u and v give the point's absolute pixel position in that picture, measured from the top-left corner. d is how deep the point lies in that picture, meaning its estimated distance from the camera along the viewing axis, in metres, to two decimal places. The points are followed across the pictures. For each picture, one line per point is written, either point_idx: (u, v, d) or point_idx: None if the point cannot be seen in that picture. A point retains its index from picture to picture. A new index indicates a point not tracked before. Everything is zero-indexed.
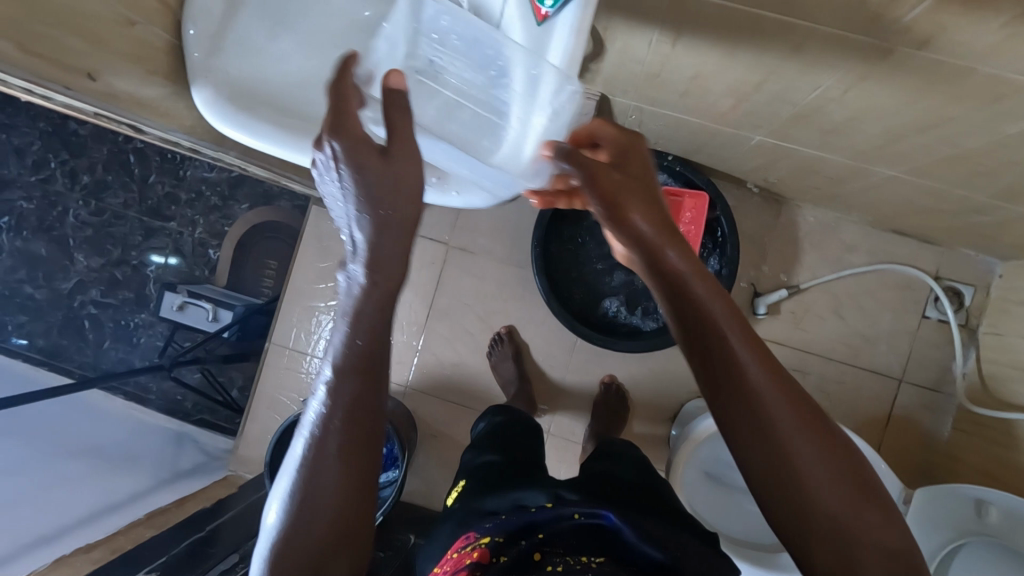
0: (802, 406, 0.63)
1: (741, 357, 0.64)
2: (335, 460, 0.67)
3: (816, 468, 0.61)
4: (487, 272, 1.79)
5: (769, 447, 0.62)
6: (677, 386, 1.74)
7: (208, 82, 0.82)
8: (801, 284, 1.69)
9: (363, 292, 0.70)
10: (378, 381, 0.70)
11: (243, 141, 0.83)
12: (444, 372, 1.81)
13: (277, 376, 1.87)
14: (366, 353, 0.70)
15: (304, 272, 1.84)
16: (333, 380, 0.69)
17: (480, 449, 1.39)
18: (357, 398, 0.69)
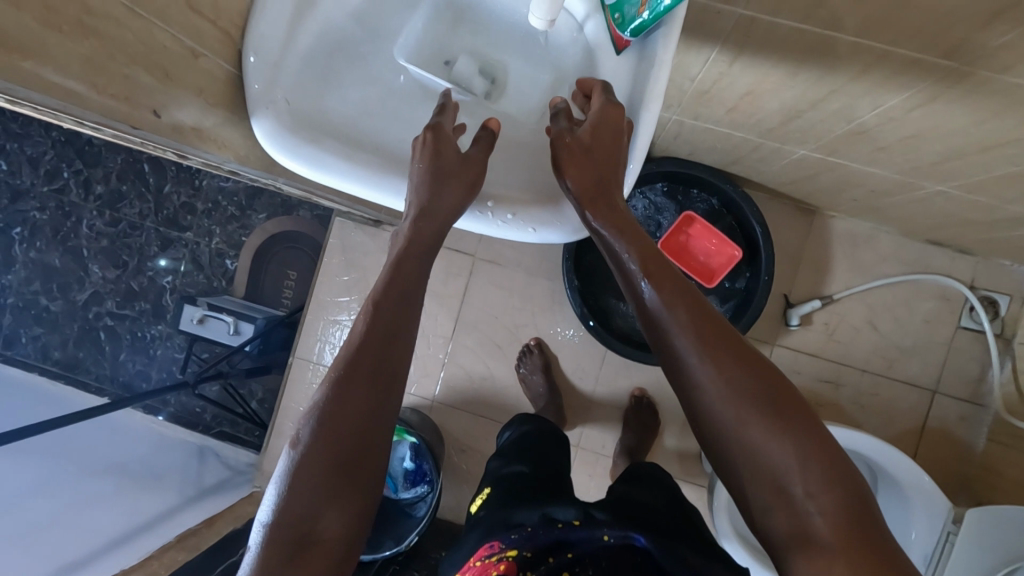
0: (752, 369, 0.67)
1: (684, 329, 0.69)
2: (347, 391, 0.71)
3: (758, 426, 0.64)
4: (515, 284, 1.78)
5: (710, 413, 0.67)
6: None
7: (271, 113, 0.80)
8: (835, 295, 1.66)
9: (405, 245, 0.80)
10: (400, 321, 0.76)
11: (309, 175, 0.81)
12: (472, 385, 1.79)
13: (301, 390, 1.84)
14: (394, 302, 0.77)
15: (328, 285, 1.82)
16: (357, 323, 0.76)
17: (509, 452, 1.22)
18: (379, 340, 0.74)
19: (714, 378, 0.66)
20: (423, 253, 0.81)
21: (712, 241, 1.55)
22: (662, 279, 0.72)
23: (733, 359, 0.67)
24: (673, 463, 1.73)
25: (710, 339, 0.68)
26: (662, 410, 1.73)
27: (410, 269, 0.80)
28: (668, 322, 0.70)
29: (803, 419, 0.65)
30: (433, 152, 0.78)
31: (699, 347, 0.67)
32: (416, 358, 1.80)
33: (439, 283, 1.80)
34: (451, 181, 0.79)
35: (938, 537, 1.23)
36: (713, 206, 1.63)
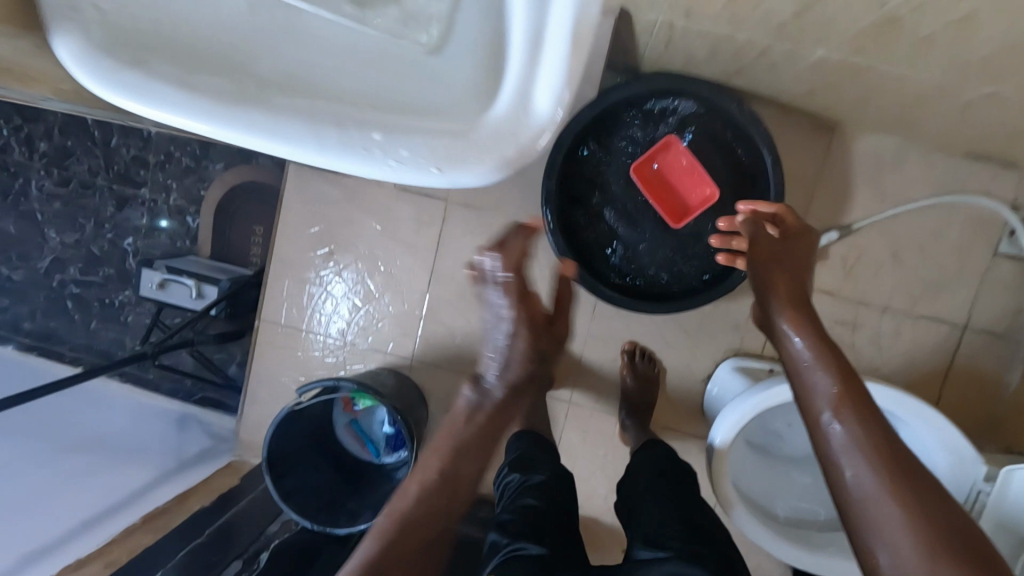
0: (920, 487, 0.76)
1: (845, 437, 0.83)
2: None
3: (889, 513, 0.74)
4: (495, 229, 1.60)
5: (852, 495, 0.79)
6: (710, 345, 1.58)
7: (70, 27, 0.63)
8: (854, 224, 1.46)
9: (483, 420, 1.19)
10: (449, 503, 1.11)
11: (134, 110, 0.64)
12: (454, 343, 1.65)
13: (271, 355, 1.71)
14: (452, 480, 1.13)
15: (292, 240, 1.66)
16: (428, 485, 1.12)
17: (514, 510, 1.07)
18: (426, 513, 1.09)
19: (870, 483, 0.77)
20: (467, 485, 1.15)
21: (667, 161, 1.46)
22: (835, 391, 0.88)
23: (890, 472, 0.77)
24: (673, 415, 1.61)
25: (878, 453, 0.79)
26: (661, 360, 1.59)
27: (518, 375, 1.22)
28: (835, 428, 0.85)
29: (946, 518, 0.73)
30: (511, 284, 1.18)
31: (866, 449, 0.80)
32: (393, 316, 1.66)
33: (413, 234, 1.63)
34: (519, 322, 1.20)
35: (966, 494, 1.10)
36: (714, 129, 1.45)
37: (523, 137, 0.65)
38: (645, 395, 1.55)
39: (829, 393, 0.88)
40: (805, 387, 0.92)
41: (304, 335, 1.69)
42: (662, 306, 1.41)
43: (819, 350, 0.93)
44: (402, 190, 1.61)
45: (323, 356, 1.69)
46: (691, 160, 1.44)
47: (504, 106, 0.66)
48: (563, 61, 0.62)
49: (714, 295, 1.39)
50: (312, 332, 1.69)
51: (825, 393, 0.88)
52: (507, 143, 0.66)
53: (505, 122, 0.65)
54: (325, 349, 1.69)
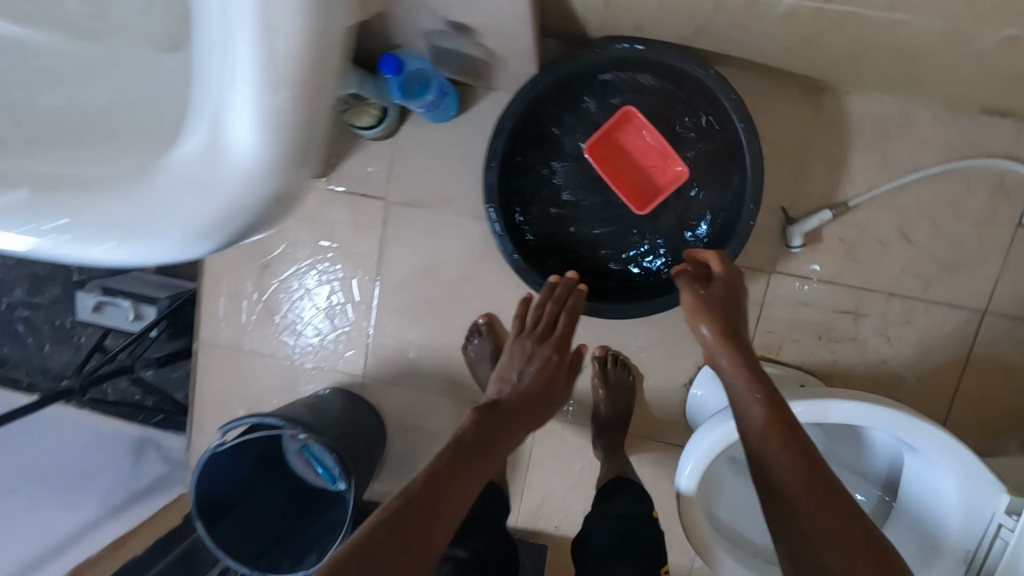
0: (848, 515, 0.77)
1: (776, 463, 0.83)
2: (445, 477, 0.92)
3: (816, 537, 0.76)
4: (443, 229, 1.43)
5: (789, 522, 0.79)
6: (690, 346, 1.41)
7: None
8: (849, 201, 1.26)
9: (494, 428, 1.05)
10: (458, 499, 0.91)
11: None
12: (407, 358, 1.49)
13: (214, 380, 1.57)
14: (464, 470, 0.95)
15: (224, 254, 1.51)
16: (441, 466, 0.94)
17: None
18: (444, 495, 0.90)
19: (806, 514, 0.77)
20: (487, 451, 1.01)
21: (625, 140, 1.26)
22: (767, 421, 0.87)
23: (816, 500, 0.78)
24: (653, 424, 1.45)
25: (808, 487, 0.79)
26: (636, 365, 1.43)
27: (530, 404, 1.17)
28: (769, 457, 0.84)
29: (865, 541, 0.75)
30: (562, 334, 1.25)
31: (802, 481, 0.80)
32: (340, 330, 1.51)
33: (353, 239, 1.47)
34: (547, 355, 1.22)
35: (984, 527, 0.93)
36: (678, 102, 1.26)
37: (218, 199, 0.51)
38: (618, 405, 1.39)
39: (757, 421, 0.87)
40: (739, 416, 0.91)
41: (246, 356, 1.55)
42: (628, 308, 1.23)
43: (749, 383, 0.92)
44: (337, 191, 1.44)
45: (268, 379, 1.55)
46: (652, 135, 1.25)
47: (189, 154, 0.52)
48: (251, 109, 0.49)
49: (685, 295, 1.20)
50: (254, 352, 1.55)
51: (755, 422, 0.87)
52: (187, 207, 0.52)
53: (196, 168, 0.51)
54: (270, 371, 1.55)
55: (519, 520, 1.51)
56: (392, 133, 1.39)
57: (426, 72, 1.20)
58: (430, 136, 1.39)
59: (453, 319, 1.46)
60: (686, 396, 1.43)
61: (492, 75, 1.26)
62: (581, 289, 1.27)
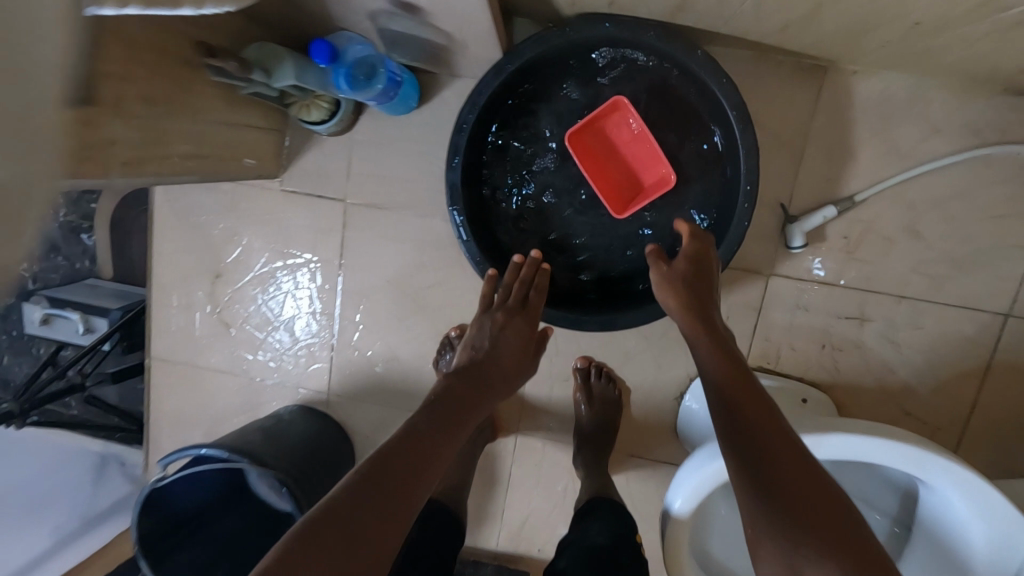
0: (823, 483, 0.71)
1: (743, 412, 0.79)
2: (420, 437, 0.86)
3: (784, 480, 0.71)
4: (408, 232, 1.30)
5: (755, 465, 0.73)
6: (680, 355, 1.28)
7: None
8: (856, 196, 1.12)
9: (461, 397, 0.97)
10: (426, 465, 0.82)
11: None
12: (374, 372, 1.38)
13: (168, 398, 1.46)
14: (435, 438, 0.87)
15: (172, 264, 1.38)
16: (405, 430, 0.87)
17: None
18: (416, 459, 0.82)
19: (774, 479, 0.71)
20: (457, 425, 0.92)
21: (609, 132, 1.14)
22: (742, 392, 0.82)
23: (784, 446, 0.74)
24: (641, 440, 1.34)
25: (781, 451, 0.74)
26: (621, 377, 1.31)
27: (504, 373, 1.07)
28: (739, 424, 0.78)
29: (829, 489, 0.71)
30: (533, 308, 1.13)
31: (775, 447, 0.74)
32: (301, 343, 1.39)
33: (311, 244, 1.34)
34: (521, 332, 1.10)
35: None
36: (667, 84, 1.12)
37: None
38: (602, 421, 1.28)
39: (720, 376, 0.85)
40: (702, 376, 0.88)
41: (201, 374, 1.43)
42: (609, 320, 1.12)
43: (724, 359, 0.87)
44: (291, 193, 1.32)
45: (225, 397, 1.44)
46: (639, 128, 1.12)
47: None
48: None
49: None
50: (209, 369, 1.43)
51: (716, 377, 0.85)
52: None
53: None
54: (227, 388, 1.43)
55: (499, 544, 1.41)
56: (349, 127, 1.26)
57: (372, 58, 1.05)
58: (390, 130, 1.26)
59: (421, 330, 1.34)
60: (677, 410, 1.31)
61: (452, 61, 1.12)
62: (547, 267, 1.17)
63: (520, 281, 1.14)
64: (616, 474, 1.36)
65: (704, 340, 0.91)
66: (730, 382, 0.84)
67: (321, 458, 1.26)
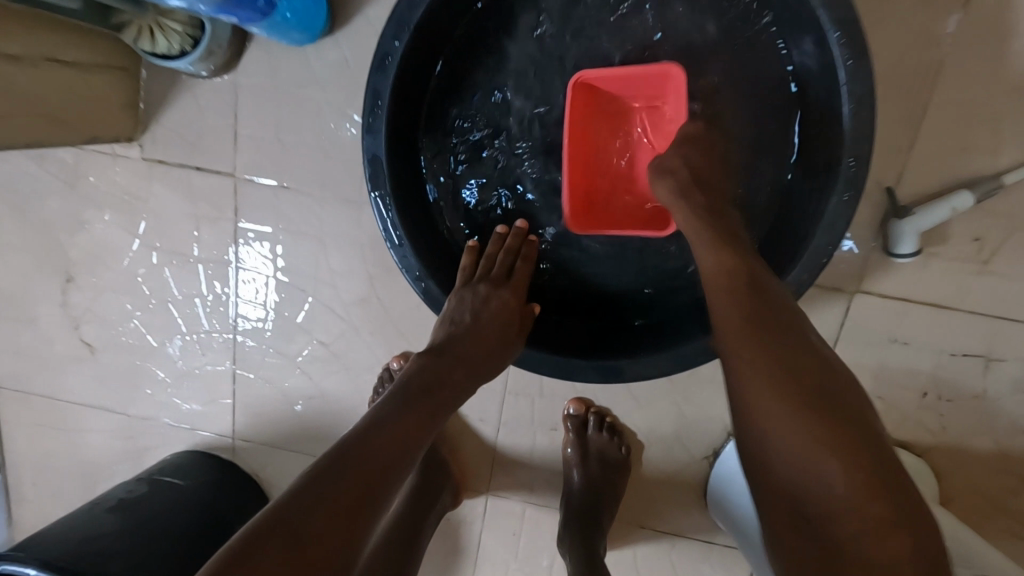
0: (849, 454, 0.44)
1: (749, 333, 0.51)
2: (394, 421, 0.59)
3: (789, 443, 0.46)
4: (327, 222, 0.90)
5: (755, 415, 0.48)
6: (716, 400, 0.91)
7: None
8: (1005, 176, 0.73)
9: (455, 355, 0.70)
10: (415, 443, 0.59)
11: None
12: (292, 412, 1.01)
13: (25, 437, 1.10)
14: (425, 408, 0.62)
15: (10, 261, 1.00)
16: (385, 401, 0.62)
17: None
18: (395, 440, 0.57)
19: (745, 427, 0.50)
20: (452, 394, 0.66)
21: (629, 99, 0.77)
22: (732, 293, 0.54)
23: (800, 390, 0.47)
24: (657, 513, 0.97)
25: (795, 394, 0.47)
26: (630, 425, 0.94)
27: (491, 348, 0.73)
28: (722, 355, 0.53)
29: (871, 452, 0.45)
30: (519, 284, 0.78)
31: (757, 389, 0.49)
32: (192, 372, 1.02)
33: (194, 238, 0.94)
34: (510, 312, 0.75)
35: None
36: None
37: None
38: (603, 491, 0.91)
39: (711, 278, 0.57)
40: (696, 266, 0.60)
41: (63, 407, 1.06)
42: (608, 369, 0.76)
43: (714, 248, 0.58)
44: (159, 163, 0.92)
45: (99, 437, 1.07)
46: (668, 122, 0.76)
47: None
48: None
49: (701, 355, 0.73)
50: (72, 400, 1.06)
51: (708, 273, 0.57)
52: None
53: None
54: (99, 426, 1.07)
55: None
56: (230, 64, 0.87)
57: None
58: (298, 73, 0.86)
59: (353, 359, 0.96)
60: (707, 475, 0.94)
61: None
62: (535, 239, 0.80)
63: (504, 252, 0.79)
64: (623, 558, 0.99)
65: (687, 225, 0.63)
66: (716, 279, 0.56)
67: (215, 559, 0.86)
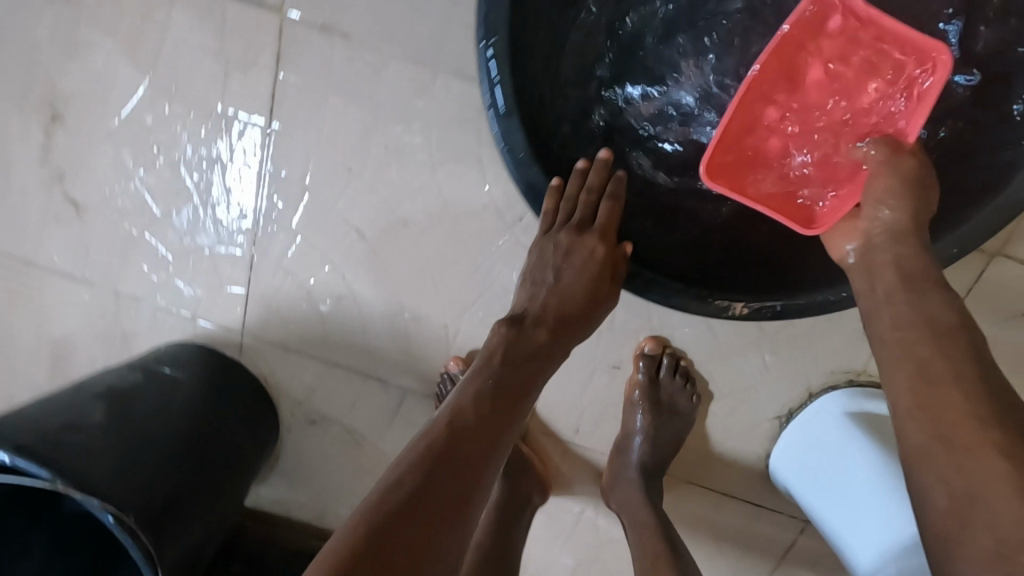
0: None
1: (929, 337, 0.48)
2: (480, 405, 0.60)
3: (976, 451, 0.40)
4: (391, 88, 0.74)
5: (932, 417, 0.43)
6: (805, 358, 0.81)
7: None
8: None
9: (537, 323, 0.68)
10: (500, 429, 0.60)
11: None
12: (317, 313, 0.87)
13: None
14: (507, 389, 0.63)
15: None
16: (467, 383, 0.63)
17: None
18: (481, 430, 0.58)
19: (950, 516, 0.40)
20: (531, 370, 0.66)
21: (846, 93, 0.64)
22: (932, 355, 0.46)
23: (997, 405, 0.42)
24: (710, 467, 0.89)
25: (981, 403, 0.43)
26: (702, 375, 0.84)
27: (573, 307, 0.69)
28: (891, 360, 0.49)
29: None
30: (608, 227, 0.68)
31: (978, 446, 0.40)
32: (199, 253, 0.86)
33: (218, 85, 0.76)
34: (591, 260, 0.68)
35: None
36: None
37: None
38: (666, 441, 0.83)
39: (892, 275, 0.54)
40: (868, 265, 0.57)
41: (36, 274, 0.90)
42: (718, 306, 0.65)
43: (922, 305, 0.50)
44: None
45: (80, 315, 0.91)
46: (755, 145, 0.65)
47: None
48: None
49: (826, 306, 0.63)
50: (48, 268, 0.89)
51: (889, 273, 0.54)
52: None
53: None
54: (80, 302, 0.91)
55: None
56: None
57: None
58: None
59: (397, 260, 0.82)
60: (775, 437, 0.86)
61: None
62: (622, 172, 0.68)
63: (586, 192, 0.68)
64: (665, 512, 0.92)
65: (862, 280, 0.57)
66: (903, 339, 0.49)
67: (204, 477, 0.75)
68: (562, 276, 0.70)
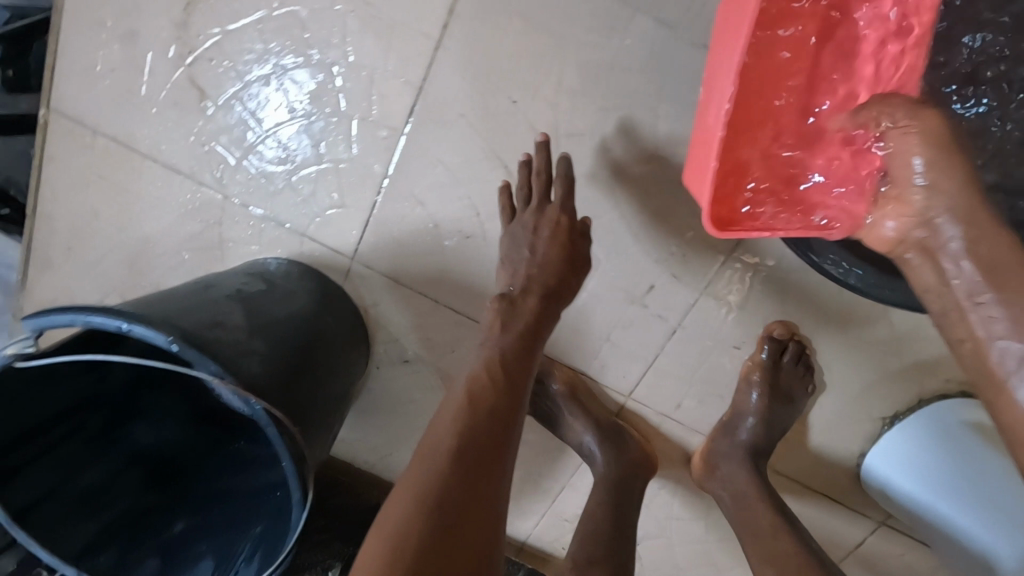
0: None
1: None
2: (499, 371, 0.60)
3: None
4: (582, 26, 0.71)
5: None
6: (921, 363, 0.83)
7: None
8: None
9: (543, 290, 0.67)
10: (517, 391, 0.60)
11: None
12: (440, 248, 0.83)
13: (74, 187, 0.85)
14: (516, 352, 0.63)
15: None
16: (481, 352, 0.64)
17: None
18: (499, 394, 0.59)
19: None
20: (539, 336, 0.65)
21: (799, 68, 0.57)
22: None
23: None
24: (800, 460, 0.90)
25: None
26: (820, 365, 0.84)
27: (557, 270, 0.68)
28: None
29: None
30: (563, 208, 0.69)
31: None
32: (327, 166, 0.80)
33: None
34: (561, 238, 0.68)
35: None
36: None
37: None
38: (779, 424, 0.83)
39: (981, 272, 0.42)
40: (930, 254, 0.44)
41: (137, 162, 0.83)
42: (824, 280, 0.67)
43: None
44: None
45: (175, 213, 0.85)
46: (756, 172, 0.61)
47: None
48: None
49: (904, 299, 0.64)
50: (152, 156, 0.82)
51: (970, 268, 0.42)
52: None
53: None
54: (178, 199, 0.84)
55: (535, 532, 1.02)
56: None
57: None
58: None
59: None
60: (873, 438, 0.87)
61: None
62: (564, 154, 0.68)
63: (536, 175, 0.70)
64: None
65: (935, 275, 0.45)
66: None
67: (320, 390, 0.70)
68: (539, 246, 0.68)
